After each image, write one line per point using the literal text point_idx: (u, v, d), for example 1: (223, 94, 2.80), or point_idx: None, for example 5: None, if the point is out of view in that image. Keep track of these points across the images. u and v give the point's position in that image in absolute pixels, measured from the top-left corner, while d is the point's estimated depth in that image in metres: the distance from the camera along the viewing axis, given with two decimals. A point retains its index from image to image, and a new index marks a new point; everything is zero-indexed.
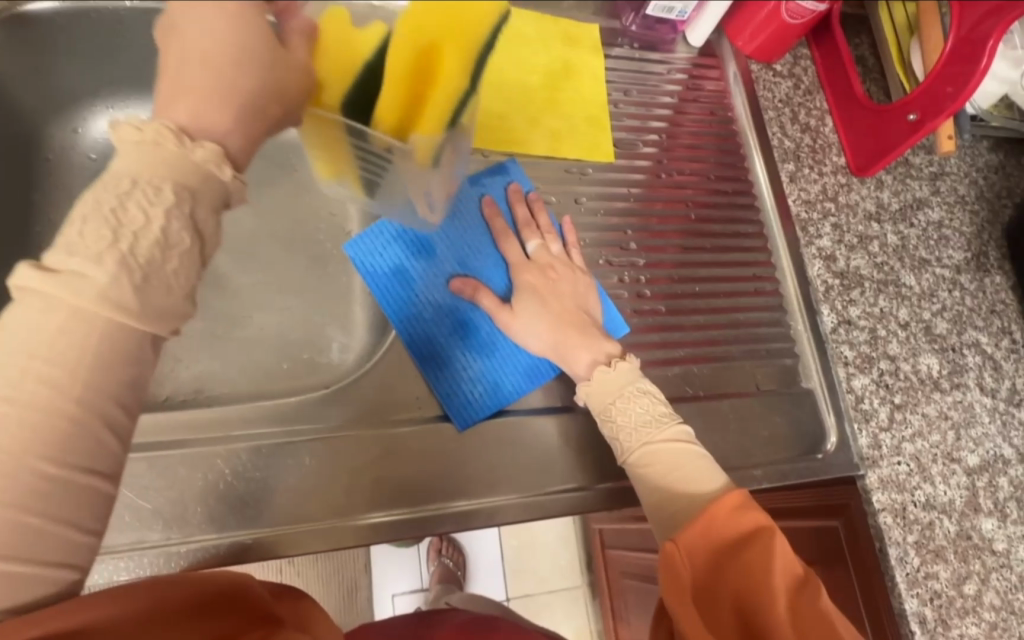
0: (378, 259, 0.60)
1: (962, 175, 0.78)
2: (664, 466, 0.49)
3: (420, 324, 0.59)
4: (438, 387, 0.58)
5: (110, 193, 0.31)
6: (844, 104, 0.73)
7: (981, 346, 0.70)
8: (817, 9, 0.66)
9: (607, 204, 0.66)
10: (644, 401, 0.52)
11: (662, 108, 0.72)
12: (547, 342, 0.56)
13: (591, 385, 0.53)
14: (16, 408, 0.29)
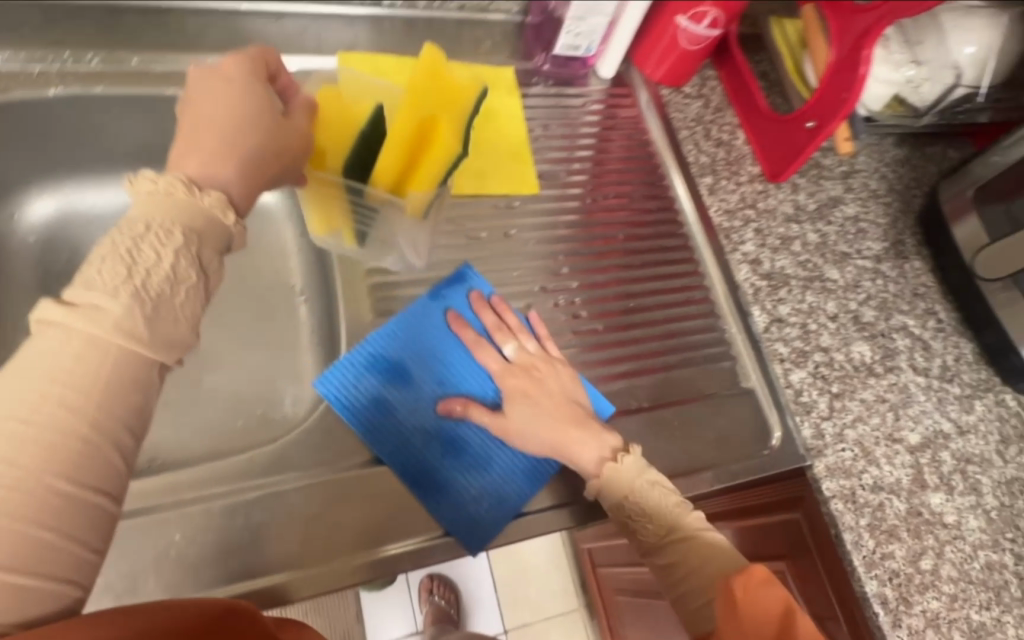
0: (354, 391, 0.59)
1: (872, 171, 0.83)
2: (682, 558, 0.53)
3: (411, 451, 0.58)
4: (439, 512, 0.56)
5: (124, 237, 0.39)
6: (752, 117, 0.78)
7: (909, 328, 0.73)
8: (711, 35, 0.71)
9: (537, 233, 0.69)
10: (657, 492, 0.55)
11: (584, 138, 0.76)
12: (548, 445, 0.57)
13: (599, 482, 0.55)
14: (34, 430, 0.33)
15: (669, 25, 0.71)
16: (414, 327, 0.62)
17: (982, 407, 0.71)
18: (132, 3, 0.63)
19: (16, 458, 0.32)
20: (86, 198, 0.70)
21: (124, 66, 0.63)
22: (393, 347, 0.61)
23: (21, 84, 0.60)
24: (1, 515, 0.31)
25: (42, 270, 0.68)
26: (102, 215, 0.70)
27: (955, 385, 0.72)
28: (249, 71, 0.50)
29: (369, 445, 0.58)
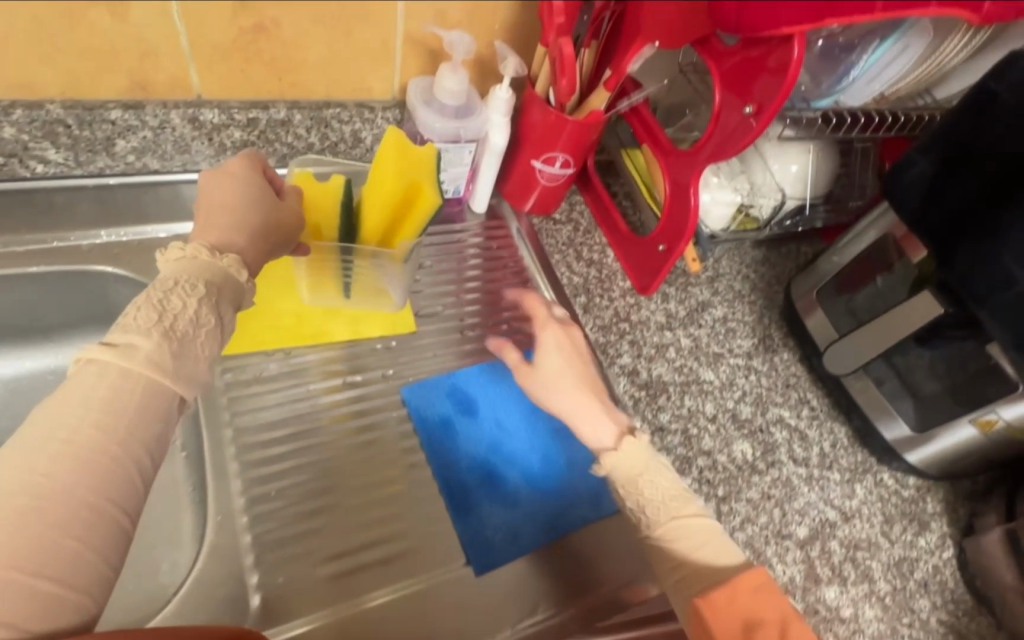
0: (429, 407, 0.65)
1: (735, 273, 0.91)
2: (688, 539, 0.54)
3: (454, 472, 0.62)
4: (462, 529, 0.59)
5: (156, 291, 0.47)
6: (618, 239, 0.84)
7: (785, 420, 0.78)
8: (566, 173, 0.78)
9: (416, 367, 0.69)
10: (664, 476, 0.57)
11: (470, 269, 0.80)
12: (569, 409, 0.60)
13: (619, 453, 0.57)
14: (71, 446, 0.39)
15: (527, 167, 0.78)
16: (467, 376, 0.68)
17: (863, 491, 0.75)
18: None
19: (52, 470, 0.37)
20: None
21: None
22: (467, 384, 0.67)
23: None
24: (42, 521, 0.36)
25: None
26: None
27: (836, 472, 0.75)
28: (253, 169, 0.58)
29: (426, 458, 0.62)
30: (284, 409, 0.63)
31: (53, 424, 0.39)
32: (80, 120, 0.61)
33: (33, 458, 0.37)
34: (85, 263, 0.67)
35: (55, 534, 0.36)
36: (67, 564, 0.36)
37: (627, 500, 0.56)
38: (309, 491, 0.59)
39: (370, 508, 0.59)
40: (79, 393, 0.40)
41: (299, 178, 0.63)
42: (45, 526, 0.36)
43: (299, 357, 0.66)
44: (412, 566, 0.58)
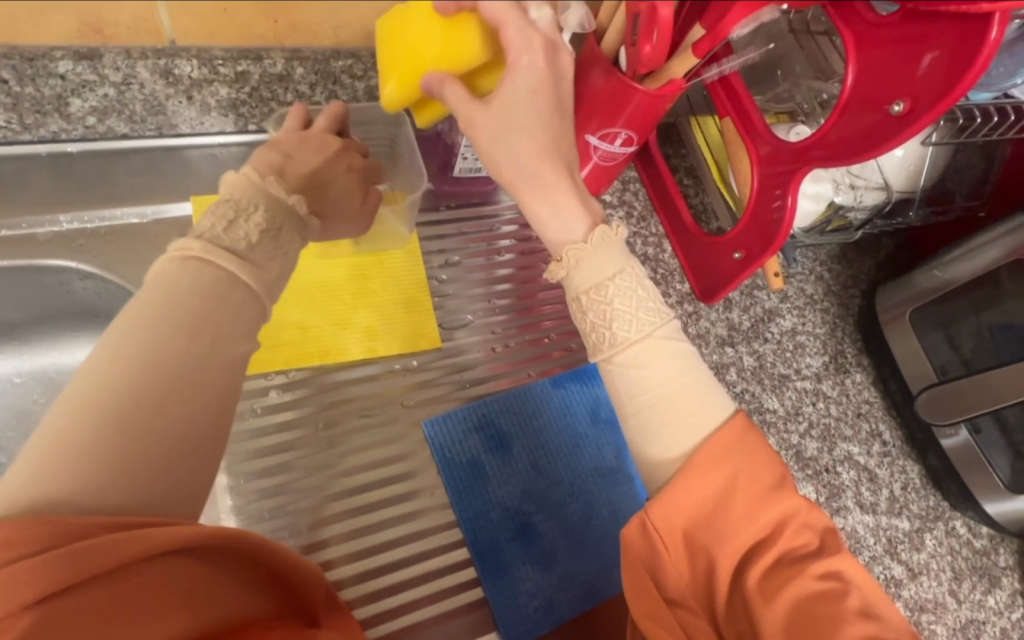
0: (457, 448, 0.56)
1: (807, 272, 0.77)
2: (660, 364, 0.43)
3: (485, 525, 0.54)
4: (493, 595, 0.52)
5: (271, 219, 0.43)
6: (678, 231, 0.71)
7: (854, 458, 0.68)
8: (627, 152, 0.64)
9: (440, 393, 0.58)
10: (645, 288, 0.44)
11: (504, 258, 0.65)
12: (528, 162, 0.45)
13: (586, 246, 0.44)
14: (208, 335, 0.38)
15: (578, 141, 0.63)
16: (503, 405, 0.58)
17: (932, 542, 0.67)
18: None
19: (190, 357, 0.37)
20: None
21: None
22: (505, 417, 0.57)
23: None
24: (176, 406, 0.36)
25: None
26: None
27: (904, 519, 0.67)
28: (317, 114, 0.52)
29: (454, 507, 0.54)
30: (283, 444, 0.53)
31: (185, 307, 0.38)
32: (19, 73, 0.47)
33: (173, 333, 0.37)
34: (41, 257, 0.55)
35: (176, 420, 0.35)
36: (185, 463, 0.36)
37: (589, 312, 0.44)
38: (309, 547, 0.50)
39: (383, 573, 0.51)
40: (208, 291, 0.39)
41: None
42: (173, 409, 0.35)
43: (302, 381, 0.55)
44: (437, 638, 0.50)
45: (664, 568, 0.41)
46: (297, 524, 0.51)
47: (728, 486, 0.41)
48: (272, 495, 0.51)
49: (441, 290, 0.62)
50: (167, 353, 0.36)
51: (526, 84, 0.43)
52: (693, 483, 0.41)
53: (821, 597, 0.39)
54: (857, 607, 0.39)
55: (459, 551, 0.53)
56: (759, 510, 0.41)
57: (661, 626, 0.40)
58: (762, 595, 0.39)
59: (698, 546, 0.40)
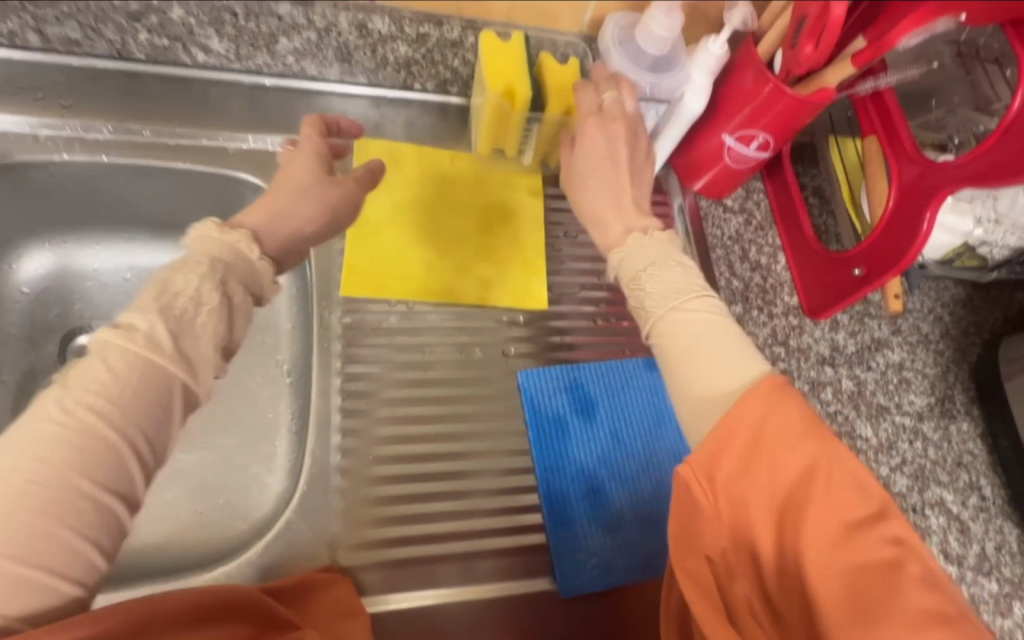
0: (547, 401, 0.59)
1: (925, 311, 0.74)
2: (694, 326, 0.47)
3: (561, 477, 0.57)
4: (557, 543, 0.54)
5: (162, 276, 0.43)
6: (796, 243, 0.71)
7: (946, 505, 0.65)
8: (759, 158, 0.65)
9: (542, 351, 0.62)
10: (679, 272, 0.50)
11: None
12: (591, 199, 0.55)
13: (622, 250, 0.53)
14: (65, 428, 0.37)
15: (712, 140, 0.65)
16: (596, 374, 0.61)
17: None
18: (154, 70, 0.60)
19: (45, 455, 0.36)
20: (89, 257, 0.66)
21: (135, 137, 0.60)
22: (596, 385, 0.60)
23: (31, 149, 0.57)
24: (24, 509, 0.35)
25: (32, 325, 0.64)
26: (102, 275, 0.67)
27: (993, 581, 0.63)
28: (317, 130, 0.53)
29: (533, 456, 0.57)
30: (394, 366, 0.58)
31: (49, 410, 0.37)
32: (247, 10, 0.56)
33: (26, 438, 0.37)
34: (227, 167, 0.62)
35: (38, 521, 0.35)
36: (45, 547, 0.35)
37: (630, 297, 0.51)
38: (406, 460, 0.56)
39: (463, 497, 0.55)
40: (78, 384, 0.38)
41: (486, 48, 0.58)
42: (33, 512, 0.35)
43: (420, 313, 0.60)
44: (503, 571, 0.54)
45: (704, 527, 0.40)
46: (397, 437, 0.56)
47: (757, 436, 0.40)
48: (379, 410, 0.57)
49: (554, 257, 0.66)
50: (20, 460, 0.36)
51: (606, 167, 0.55)
52: (734, 439, 0.40)
53: (883, 568, 0.38)
54: (917, 577, 0.38)
55: (534, 495, 0.57)
56: (792, 466, 0.40)
57: (699, 583, 0.40)
58: (815, 561, 0.38)
59: (739, 509, 0.40)
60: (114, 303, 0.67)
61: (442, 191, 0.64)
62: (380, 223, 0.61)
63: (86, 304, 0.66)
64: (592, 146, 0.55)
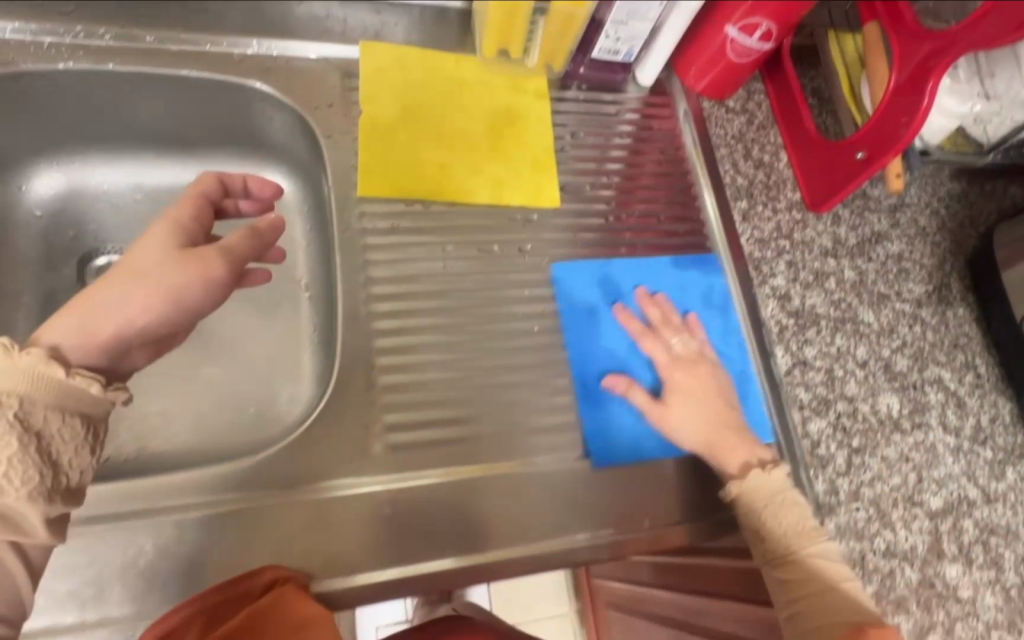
0: (576, 291, 0.62)
1: (923, 205, 0.76)
2: (793, 518, 0.56)
3: (592, 361, 0.60)
4: (588, 420, 0.58)
5: None
6: (797, 139, 0.72)
7: (944, 382, 0.68)
8: (762, 49, 0.65)
9: (558, 249, 0.63)
10: (796, 512, 0.56)
11: (618, 149, 0.70)
12: (698, 429, 0.58)
13: (746, 482, 0.56)
14: None
15: (715, 32, 0.65)
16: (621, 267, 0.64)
17: (1013, 476, 0.66)
18: None
19: None
20: (97, 176, 0.67)
21: (139, 43, 0.60)
22: (623, 276, 0.63)
23: (32, 57, 0.57)
24: None
25: (47, 245, 0.65)
26: (111, 195, 0.67)
27: (988, 449, 0.66)
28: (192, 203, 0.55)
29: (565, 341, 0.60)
30: (412, 267, 0.60)
31: None
32: None
33: None
34: (234, 73, 0.61)
35: None
36: None
37: (748, 518, 0.57)
38: (431, 354, 0.58)
39: (486, 386, 0.58)
40: None
41: None
42: None
43: (436, 214, 0.61)
44: (529, 448, 0.57)
45: None
46: (422, 332, 0.58)
47: None
48: (403, 306, 0.59)
49: (561, 157, 0.67)
50: None
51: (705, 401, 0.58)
52: None
53: None
54: None
55: (557, 380, 0.59)
56: None
57: None
58: None
59: None
60: (128, 223, 0.67)
61: (447, 94, 0.65)
62: (392, 124, 0.62)
63: (99, 227, 0.67)
64: (687, 381, 0.59)
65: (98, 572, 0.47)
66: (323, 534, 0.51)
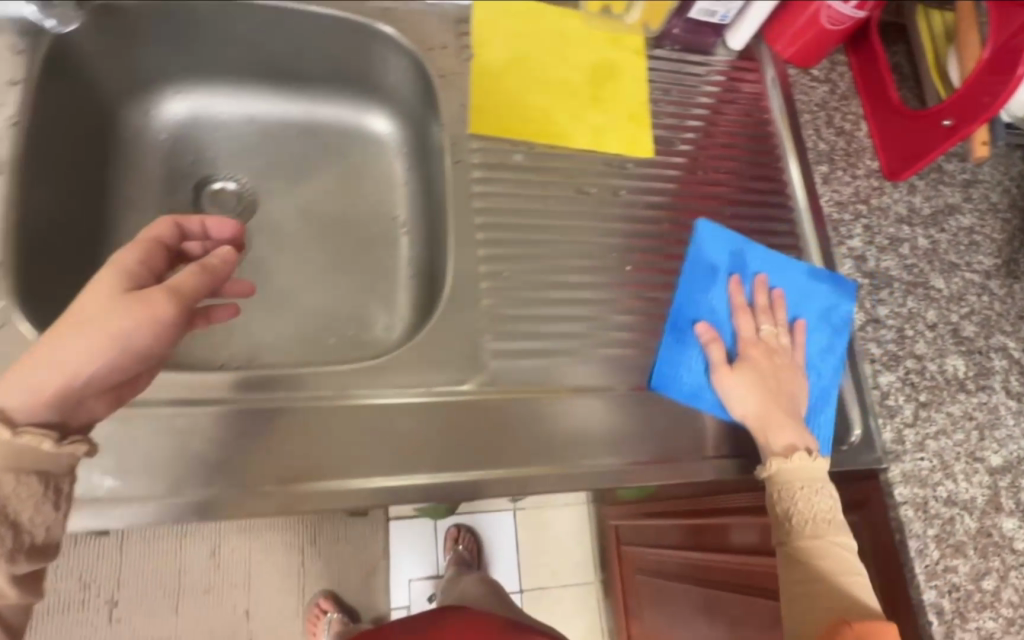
0: (712, 249, 0.65)
1: (995, 182, 0.78)
2: (822, 505, 0.54)
3: (696, 311, 0.63)
4: (665, 353, 0.61)
5: None
6: (879, 109, 0.74)
7: (1009, 350, 0.70)
8: (856, 17, 0.68)
9: (646, 197, 0.67)
10: (826, 500, 0.54)
11: (699, 108, 0.73)
12: (753, 407, 0.58)
13: (790, 459, 0.55)
14: None
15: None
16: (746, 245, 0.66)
17: None
18: None
19: None
20: (218, 106, 0.71)
21: None
22: (753, 252, 0.66)
23: None
24: None
25: (169, 167, 0.69)
26: (227, 124, 0.72)
27: None
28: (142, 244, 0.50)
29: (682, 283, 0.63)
30: (513, 201, 0.63)
31: None
32: None
33: None
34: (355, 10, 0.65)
35: None
36: None
37: (777, 492, 0.55)
38: (528, 284, 0.62)
39: (577, 316, 0.62)
40: None
41: None
42: None
43: (539, 154, 0.65)
44: (616, 377, 0.61)
45: None
46: (520, 263, 0.62)
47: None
48: (505, 239, 0.62)
49: (653, 110, 0.70)
50: None
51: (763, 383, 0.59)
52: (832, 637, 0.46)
53: None
54: None
55: (644, 317, 0.63)
56: None
57: None
58: None
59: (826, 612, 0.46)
60: (239, 152, 0.72)
61: (551, 45, 0.68)
62: (501, 68, 0.66)
63: (215, 153, 0.72)
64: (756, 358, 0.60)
65: (235, 446, 0.52)
66: (431, 436, 0.55)
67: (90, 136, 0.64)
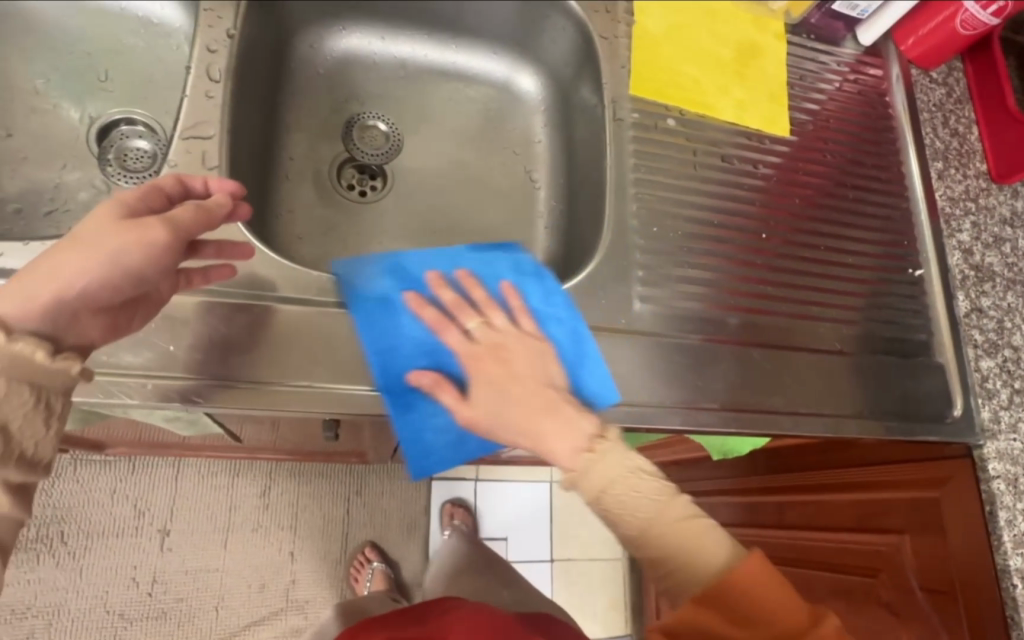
0: (370, 284, 0.58)
1: None
2: (633, 493, 0.48)
3: (395, 357, 0.56)
4: (402, 428, 0.54)
5: None
6: (992, 113, 0.78)
7: None
8: (990, 23, 0.72)
9: (777, 172, 0.71)
10: (640, 480, 0.49)
11: (819, 93, 0.77)
12: (523, 424, 0.51)
13: (597, 454, 0.49)
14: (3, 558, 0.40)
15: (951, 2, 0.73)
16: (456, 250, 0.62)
17: None
18: None
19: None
20: (376, 48, 0.75)
21: None
22: (470, 259, 0.61)
23: None
24: None
25: (329, 100, 0.74)
26: (381, 65, 0.76)
27: None
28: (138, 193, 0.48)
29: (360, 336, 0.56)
30: (659, 161, 0.68)
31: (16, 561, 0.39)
32: None
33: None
34: None
35: None
36: None
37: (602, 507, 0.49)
38: (670, 239, 0.66)
39: (712, 273, 0.66)
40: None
41: None
42: None
43: (690, 122, 0.69)
44: (746, 334, 0.65)
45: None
46: (663, 218, 0.66)
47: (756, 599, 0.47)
48: (648, 195, 0.67)
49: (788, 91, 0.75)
50: None
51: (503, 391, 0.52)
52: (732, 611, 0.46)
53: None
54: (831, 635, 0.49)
55: (774, 281, 0.68)
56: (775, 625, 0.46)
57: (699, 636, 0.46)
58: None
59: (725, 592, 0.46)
60: (389, 91, 0.76)
61: (699, 23, 0.73)
62: (658, 40, 0.71)
63: (369, 91, 0.75)
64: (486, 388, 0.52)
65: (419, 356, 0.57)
66: None
67: (269, 60, 0.69)
